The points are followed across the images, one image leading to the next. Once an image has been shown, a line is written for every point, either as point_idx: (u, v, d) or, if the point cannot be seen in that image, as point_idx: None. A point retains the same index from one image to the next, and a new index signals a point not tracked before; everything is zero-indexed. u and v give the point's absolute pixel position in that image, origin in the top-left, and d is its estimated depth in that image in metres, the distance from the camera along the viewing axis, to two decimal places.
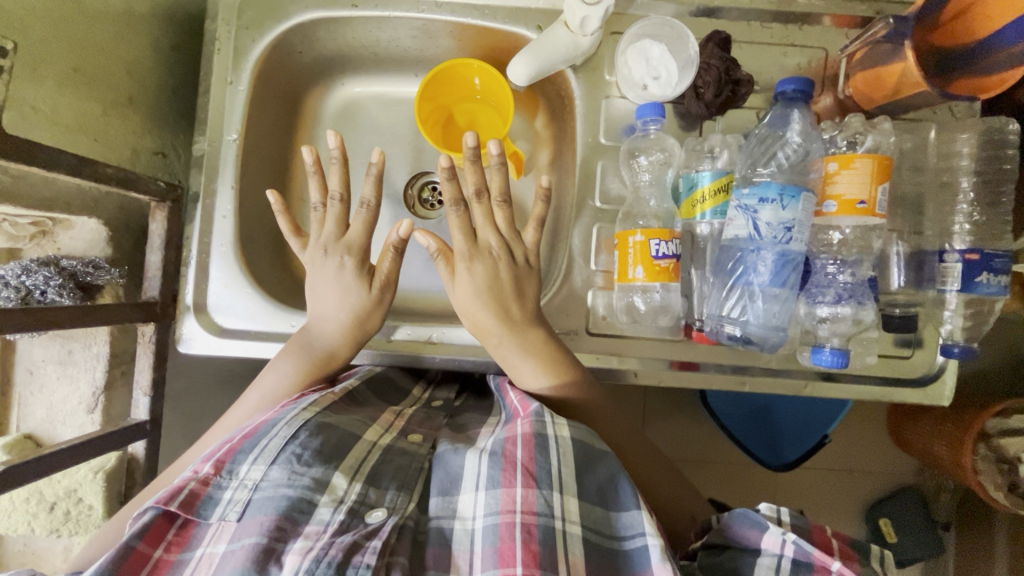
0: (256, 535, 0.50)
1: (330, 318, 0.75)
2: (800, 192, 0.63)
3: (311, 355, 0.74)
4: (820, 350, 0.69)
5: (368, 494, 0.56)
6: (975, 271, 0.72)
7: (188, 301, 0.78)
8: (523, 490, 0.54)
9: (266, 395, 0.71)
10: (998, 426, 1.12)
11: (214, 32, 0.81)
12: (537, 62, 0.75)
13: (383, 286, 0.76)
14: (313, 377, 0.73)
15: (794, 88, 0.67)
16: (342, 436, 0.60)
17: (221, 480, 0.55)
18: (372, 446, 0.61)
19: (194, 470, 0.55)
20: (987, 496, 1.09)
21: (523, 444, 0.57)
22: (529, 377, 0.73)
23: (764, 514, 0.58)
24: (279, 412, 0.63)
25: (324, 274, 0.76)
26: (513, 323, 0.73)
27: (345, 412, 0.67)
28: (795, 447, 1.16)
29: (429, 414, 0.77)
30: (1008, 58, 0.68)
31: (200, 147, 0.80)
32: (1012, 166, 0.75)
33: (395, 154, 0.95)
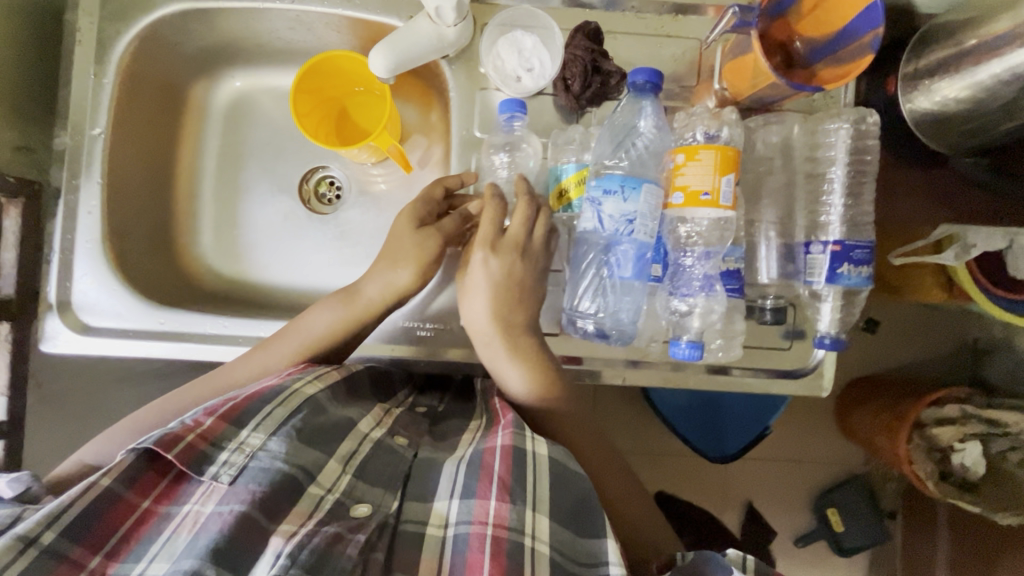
0: (242, 504, 0.52)
1: (376, 276, 0.76)
2: (642, 184, 0.62)
3: (352, 310, 0.75)
4: (676, 342, 0.69)
5: (355, 487, 0.59)
6: (836, 263, 0.72)
7: (51, 298, 0.76)
8: (496, 502, 0.56)
9: (307, 336, 0.74)
10: (932, 415, 1.11)
11: (75, 23, 0.79)
12: (395, 53, 0.74)
13: (434, 240, 0.76)
14: (347, 331, 0.75)
15: (644, 78, 0.66)
16: (339, 422, 0.63)
17: (220, 440, 0.57)
18: (363, 437, 0.64)
19: (196, 422, 0.57)
20: (917, 483, 1.09)
21: (502, 457, 0.59)
22: (514, 382, 0.69)
23: (730, 558, 0.56)
24: (286, 379, 0.65)
25: (410, 244, 0.75)
26: (513, 326, 0.70)
27: (343, 403, 0.67)
28: (737, 438, 1.16)
29: (416, 417, 0.75)
30: (861, 47, 0.67)
31: (62, 141, 0.78)
32: (872, 157, 0.76)
33: (286, 147, 0.94)
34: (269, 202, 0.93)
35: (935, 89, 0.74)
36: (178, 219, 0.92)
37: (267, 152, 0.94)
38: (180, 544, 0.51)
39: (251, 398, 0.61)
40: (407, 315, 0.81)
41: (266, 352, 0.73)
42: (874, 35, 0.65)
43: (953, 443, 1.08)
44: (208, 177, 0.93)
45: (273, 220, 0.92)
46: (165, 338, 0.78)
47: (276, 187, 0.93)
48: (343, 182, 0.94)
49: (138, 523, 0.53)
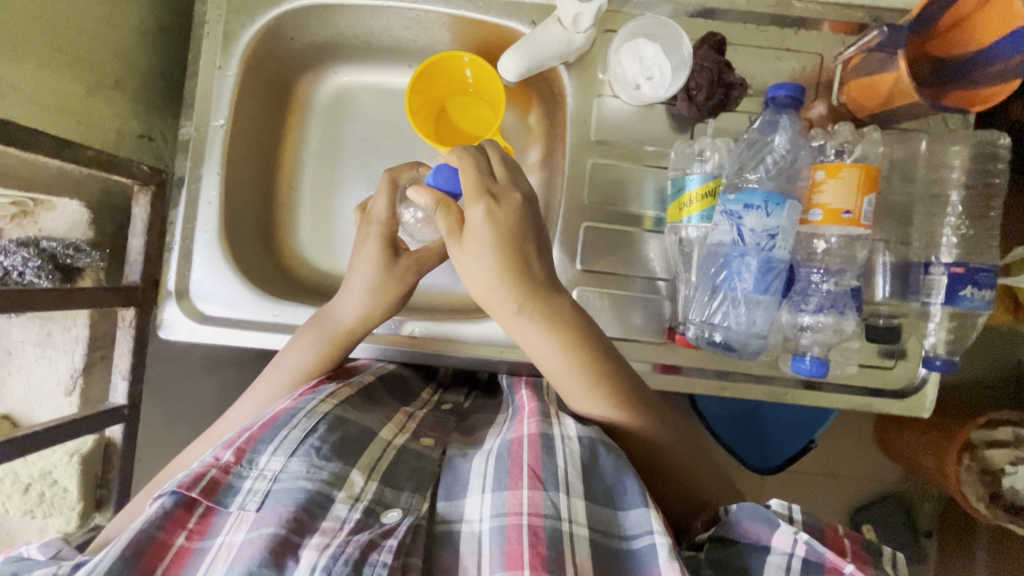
0: (275, 526, 0.52)
1: (352, 295, 0.74)
2: (785, 200, 0.63)
3: (325, 329, 0.74)
4: (800, 358, 0.69)
5: (383, 494, 0.59)
6: (959, 285, 0.72)
7: (170, 286, 0.78)
8: (529, 491, 0.55)
9: (295, 371, 0.73)
10: (983, 437, 1.09)
11: (202, 15, 0.80)
12: (528, 59, 0.74)
13: (414, 272, 0.74)
14: (333, 352, 0.74)
15: (785, 94, 0.66)
16: (360, 432, 0.63)
17: (240, 470, 0.58)
18: (386, 444, 0.64)
19: (215, 457, 0.57)
20: (967, 506, 1.09)
21: (529, 445, 0.59)
22: (582, 399, 0.67)
23: (774, 511, 0.57)
24: (297, 400, 0.66)
25: (390, 286, 0.73)
26: (539, 299, 0.65)
27: (362, 409, 0.69)
28: (780, 451, 1.13)
29: (440, 418, 0.77)
30: (1005, 71, 0.67)
31: (187, 132, 0.79)
32: (998, 181, 0.76)
33: (386, 144, 0.94)
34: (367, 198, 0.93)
35: None
36: (279, 211, 0.92)
37: (366, 148, 0.94)
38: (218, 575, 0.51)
39: (270, 423, 0.62)
40: None
41: (264, 390, 0.72)
42: (1020, 60, 0.66)
43: (1005, 465, 1.08)
44: (307, 170, 0.94)
45: None
46: (277, 330, 0.79)
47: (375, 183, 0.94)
48: None
49: (172, 562, 0.52)
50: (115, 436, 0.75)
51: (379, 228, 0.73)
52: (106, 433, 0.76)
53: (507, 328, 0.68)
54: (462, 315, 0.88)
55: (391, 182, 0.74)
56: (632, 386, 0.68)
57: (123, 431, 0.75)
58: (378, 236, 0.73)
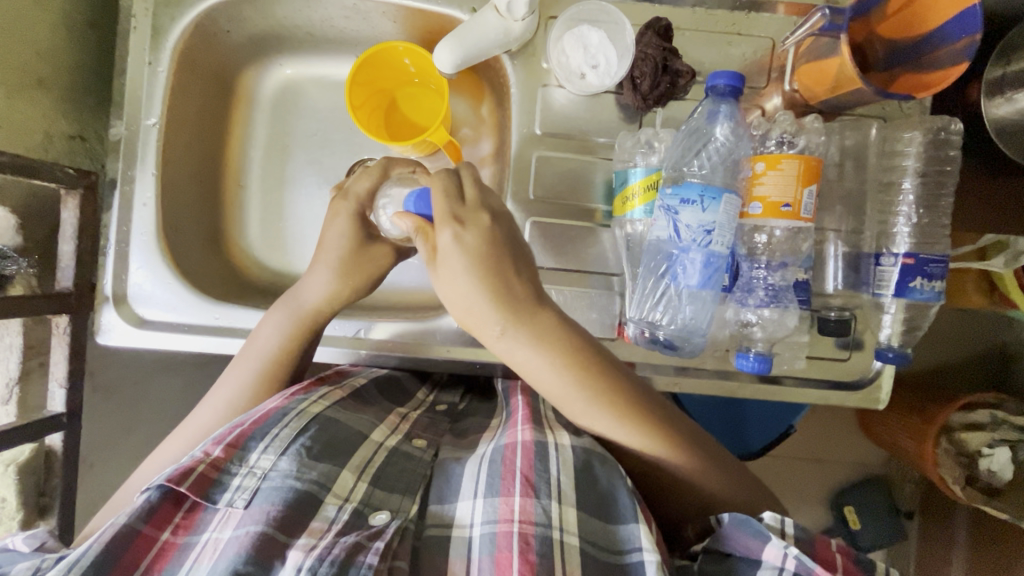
0: (260, 523, 0.52)
1: (322, 279, 0.74)
2: (722, 194, 0.61)
3: (296, 309, 0.74)
4: (744, 355, 0.68)
5: (373, 495, 0.58)
6: (909, 276, 0.70)
7: (107, 291, 0.76)
8: (521, 498, 0.55)
9: (262, 354, 0.72)
10: (962, 420, 1.07)
11: (129, 8, 0.77)
12: (462, 50, 0.72)
13: (389, 254, 0.75)
14: (303, 334, 0.73)
15: (725, 82, 0.63)
16: (350, 434, 0.63)
17: (230, 466, 0.57)
18: (377, 446, 0.63)
19: (205, 452, 0.57)
20: (943, 487, 1.07)
21: (524, 452, 0.59)
22: (608, 427, 0.62)
23: (767, 524, 0.55)
24: (288, 401, 0.65)
25: (365, 265, 0.74)
26: (539, 326, 0.62)
27: (355, 410, 0.69)
28: (759, 435, 1.06)
29: (434, 419, 0.77)
30: (954, 54, 0.64)
31: (118, 132, 0.77)
32: (952, 167, 0.74)
33: (336, 138, 0.92)
34: (315, 194, 0.91)
35: (1018, 98, 0.71)
36: (226, 210, 0.90)
37: (314, 143, 0.92)
38: (201, 571, 0.50)
39: (261, 420, 0.61)
40: None
41: (237, 380, 0.71)
42: (969, 42, 0.63)
43: (981, 447, 1.05)
44: (255, 167, 0.91)
45: (319, 211, 0.91)
46: (218, 333, 0.78)
47: (323, 179, 0.91)
48: None
49: (158, 556, 0.52)
50: (55, 444, 0.75)
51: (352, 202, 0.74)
52: (46, 441, 0.76)
53: (528, 367, 0.63)
54: (414, 314, 0.85)
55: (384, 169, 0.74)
56: (647, 404, 0.63)
57: (63, 439, 0.75)
58: (348, 214, 0.74)
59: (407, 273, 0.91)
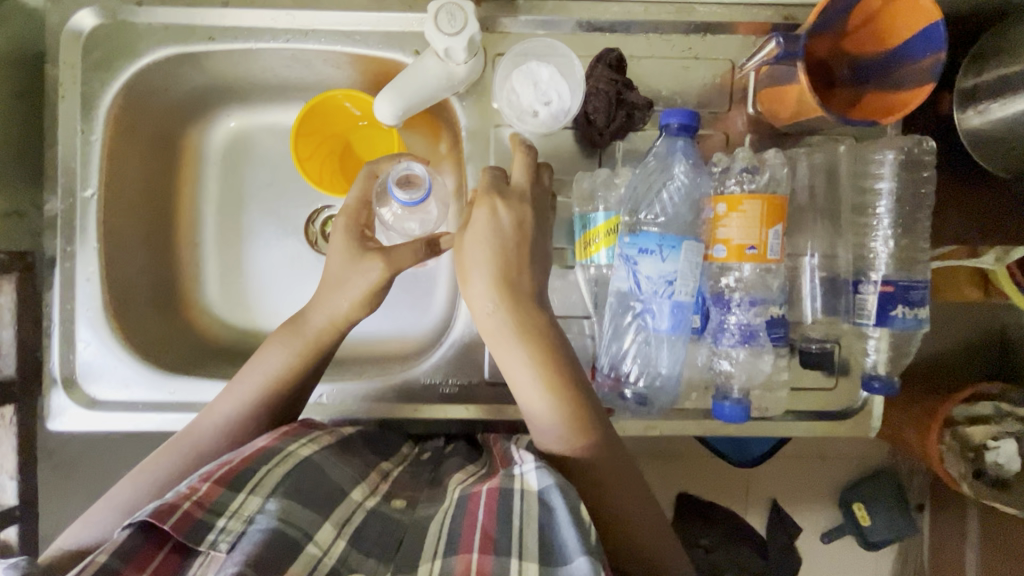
0: (238, 564, 0.47)
1: (328, 301, 0.70)
2: (682, 242, 0.57)
3: (305, 338, 0.70)
4: (721, 402, 0.65)
5: (350, 557, 0.53)
6: (890, 304, 0.67)
7: (55, 373, 0.73)
8: (478, 555, 0.50)
9: (266, 375, 0.69)
10: (964, 413, 1.00)
11: (56, 78, 0.73)
12: (402, 100, 0.68)
13: (379, 267, 0.69)
14: (306, 364, 0.70)
15: (678, 121, 0.59)
16: (332, 486, 0.59)
17: (216, 505, 0.53)
18: (357, 505, 0.59)
19: (192, 488, 0.53)
20: (949, 483, 0.99)
21: (486, 501, 0.55)
22: (528, 386, 0.61)
23: None
24: (278, 441, 0.63)
25: (354, 279, 0.70)
26: (518, 308, 0.61)
27: (344, 461, 0.65)
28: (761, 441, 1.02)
29: (416, 470, 0.72)
30: (919, 73, 0.61)
31: (54, 207, 0.74)
32: (928, 190, 0.71)
33: (290, 187, 0.88)
34: (274, 248, 0.88)
35: (990, 109, 0.67)
36: (181, 270, 0.87)
37: (269, 194, 0.88)
38: None
39: (249, 461, 0.58)
40: (429, 370, 0.78)
41: (237, 399, 0.69)
42: (935, 60, 0.60)
43: (987, 440, 0.98)
44: (210, 223, 0.88)
45: (279, 264, 0.88)
46: (175, 409, 0.74)
47: (281, 231, 0.88)
48: None
49: None
50: None
51: (345, 218, 0.72)
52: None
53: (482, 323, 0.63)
54: (380, 371, 0.82)
55: (366, 175, 0.73)
56: (568, 364, 0.62)
57: None
58: (347, 225, 0.72)
59: (373, 320, 0.88)
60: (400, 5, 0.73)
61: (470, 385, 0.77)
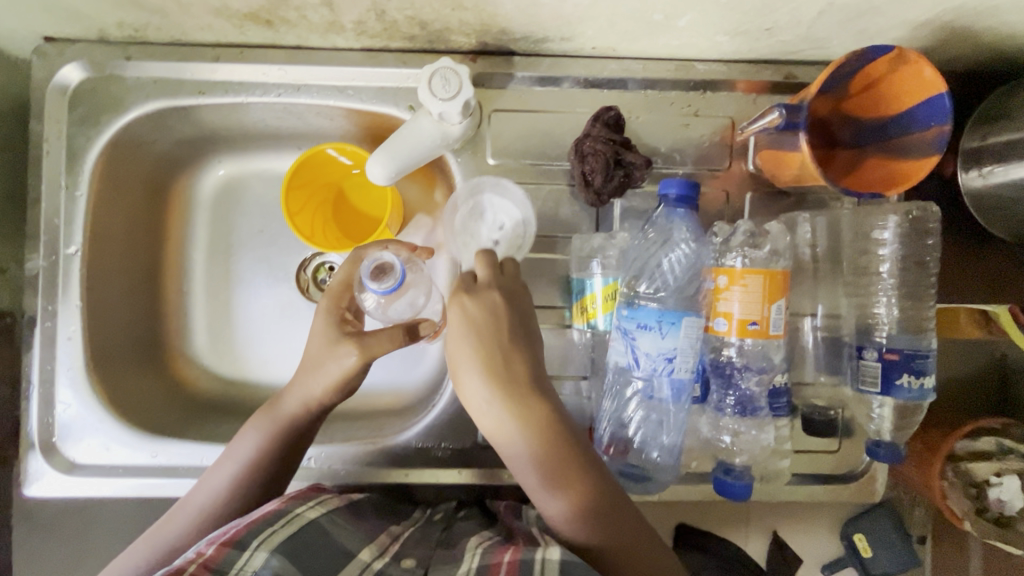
0: None
1: (303, 387, 0.68)
2: (681, 318, 0.55)
3: (279, 418, 0.68)
4: (723, 477, 0.63)
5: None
6: (894, 372, 0.65)
7: (33, 437, 0.71)
8: None
9: (240, 462, 0.67)
10: (968, 448, 0.87)
11: (40, 133, 0.71)
12: (394, 162, 0.66)
13: (356, 354, 0.67)
14: (285, 444, 0.68)
15: (676, 192, 0.57)
16: (334, 550, 0.58)
17: (223, 563, 0.51)
18: (364, 567, 0.57)
19: (197, 552, 0.51)
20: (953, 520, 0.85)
21: (509, 570, 0.51)
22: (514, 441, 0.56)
23: None
24: (285, 504, 0.62)
25: (328, 363, 0.67)
26: (514, 390, 0.56)
27: (348, 523, 0.64)
28: None
29: (426, 531, 0.69)
30: (924, 142, 0.60)
31: (36, 265, 0.72)
32: (932, 261, 0.68)
33: (281, 236, 0.86)
34: (263, 299, 0.86)
35: (992, 173, 0.66)
36: (167, 322, 0.84)
37: (261, 243, 0.86)
38: None
39: (252, 521, 0.57)
40: (420, 433, 0.75)
41: (212, 489, 0.66)
42: (939, 131, 0.59)
43: (990, 477, 0.86)
44: (198, 273, 0.86)
45: (270, 314, 0.86)
46: (157, 474, 0.72)
47: (271, 282, 0.86)
48: None
49: None
50: None
51: (328, 300, 0.70)
52: None
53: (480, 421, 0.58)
54: (371, 429, 0.80)
55: (354, 259, 0.70)
56: (550, 411, 0.57)
57: None
58: (327, 310, 0.70)
59: None
60: (395, 61, 0.71)
61: (464, 449, 0.75)
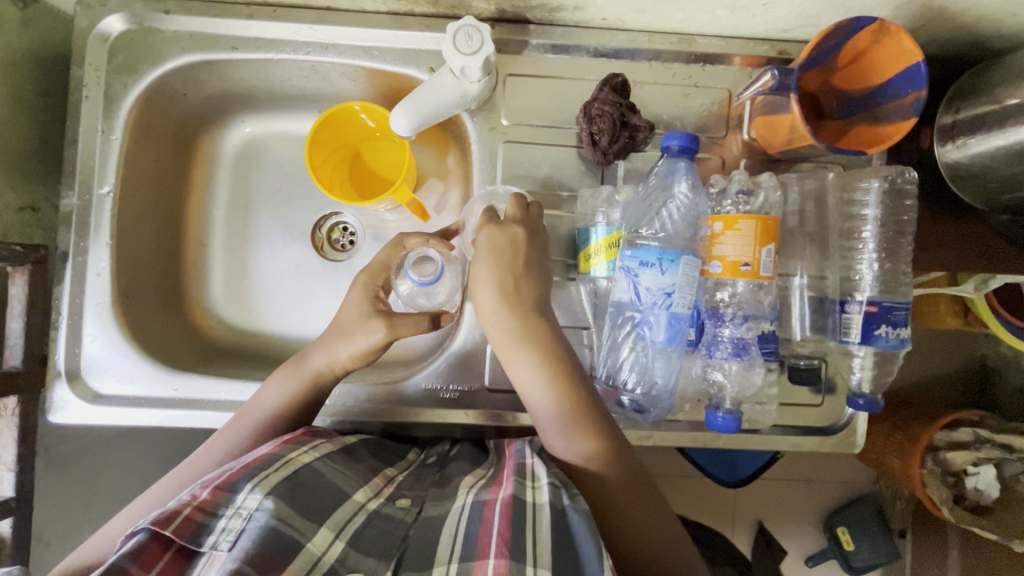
0: (237, 560, 0.48)
1: (330, 355, 0.72)
2: (681, 256, 0.61)
3: (303, 375, 0.72)
4: (714, 412, 0.68)
5: (349, 556, 0.53)
6: (874, 323, 0.70)
7: (60, 365, 0.74)
8: (495, 560, 0.50)
9: (265, 413, 0.71)
10: (946, 439, 0.98)
11: (80, 79, 0.75)
12: (418, 113, 0.72)
13: (384, 331, 0.72)
14: (308, 401, 0.72)
15: (678, 144, 0.63)
16: (331, 491, 0.59)
17: (216, 507, 0.53)
18: (359, 508, 0.59)
19: (192, 495, 0.53)
20: (930, 507, 0.97)
21: (503, 508, 0.56)
22: (501, 320, 0.65)
23: None
24: (279, 447, 0.63)
25: (357, 334, 0.72)
26: (528, 313, 0.65)
27: (344, 467, 0.65)
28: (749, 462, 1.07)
29: (421, 474, 0.71)
30: (902, 109, 0.66)
31: (70, 203, 0.76)
32: (909, 217, 0.74)
33: (299, 193, 0.91)
34: (280, 251, 0.90)
35: (968, 145, 0.72)
36: (187, 270, 0.88)
37: (279, 200, 0.91)
38: None
39: (249, 464, 0.59)
40: (429, 375, 0.80)
41: (236, 434, 0.69)
42: (916, 97, 0.65)
43: (968, 466, 0.97)
44: (218, 225, 0.90)
45: (286, 266, 0.90)
46: (176, 407, 0.75)
47: (289, 236, 0.90)
48: (356, 229, 0.92)
49: None
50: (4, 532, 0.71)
51: (367, 275, 0.76)
52: None
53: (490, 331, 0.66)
54: (382, 374, 0.83)
55: (394, 244, 0.78)
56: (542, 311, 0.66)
57: (13, 525, 0.71)
58: (364, 286, 0.76)
59: None
60: (418, 24, 0.77)
61: (471, 392, 0.79)
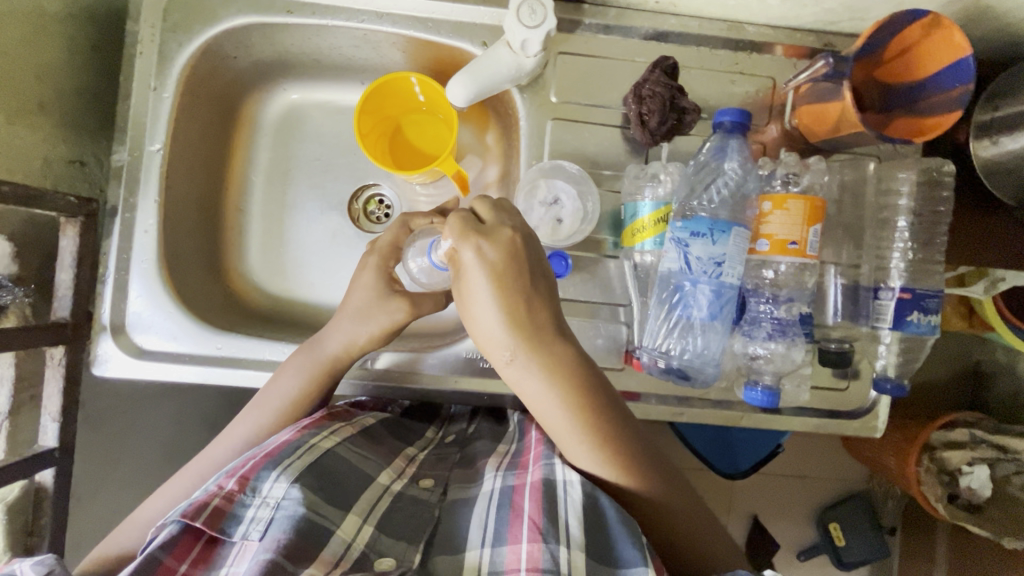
0: (270, 551, 0.49)
1: (346, 337, 0.73)
2: (731, 227, 0.64)
3: (318, 360, 0.73)
4: (752, 387, 0.70)
5: (379, 541, 0.55)
6: (907, 310, 0.72)
7: (104, 320, 0.75)
8: (529, 544, 0.52)
9: (282, 398, 0.71)
10: (942, 438, 1.00)
11: (136, 35, 0.76)
12: (475, 85, 0.73)
13: (405, 308, 0.74)
14: (324, 382, 0.73)
15: (731, 119, 0.66)
16: (356, 476, 0.60)
17: (244, 498, 0.54)
18: (383, 490, 0.61)
19: (219, 486, 0.54)
20: (926, 506, 0.99)
21: (531, 493, 0.57)
22: (502, 342, 0.62)
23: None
24: (301, 433, 0.63)
25: (379, 314, 0.74)
26: (533, 331, 0.62)
27: (367, 450, 0.65)
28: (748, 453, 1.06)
29: (442, 453, 0.73)
30: (948, 101, 0.69)
31: (121, 158, 0.76)
32: (945, 209, 0.77)
33: (339, 163, 0.91)
34: (317, 220, 0.91)
35: (1004, 141, 0.75)
36: (225, 233, 0.88)
37: (317, 169, 0.91)
38: None
39: (273, 452, 0.59)
40: (470, 345, 0.81)
41: (253, 422, 0.70)
42: (964, 90, 0.67)
43: (962, 465, 0.98)
44: (256, 191, 0.90)
45: (321, 237, 0.90)
46: (219, 364, 0.76)
47: (326, 205, 0.91)
48: (393, 201, 0.93)
49: None
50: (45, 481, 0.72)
51: (377, 257, 0.76)
52: (36, 478, 0.72)
53: (501, 369, 0.64)
54: (422, 343, 0.85)
55: (399, 223, 0.77)
56: (547, 323, 0.63)
57: (54, 476, 0.72)
58: (375, 268, 0.76)
59: None
60: None
61: None
